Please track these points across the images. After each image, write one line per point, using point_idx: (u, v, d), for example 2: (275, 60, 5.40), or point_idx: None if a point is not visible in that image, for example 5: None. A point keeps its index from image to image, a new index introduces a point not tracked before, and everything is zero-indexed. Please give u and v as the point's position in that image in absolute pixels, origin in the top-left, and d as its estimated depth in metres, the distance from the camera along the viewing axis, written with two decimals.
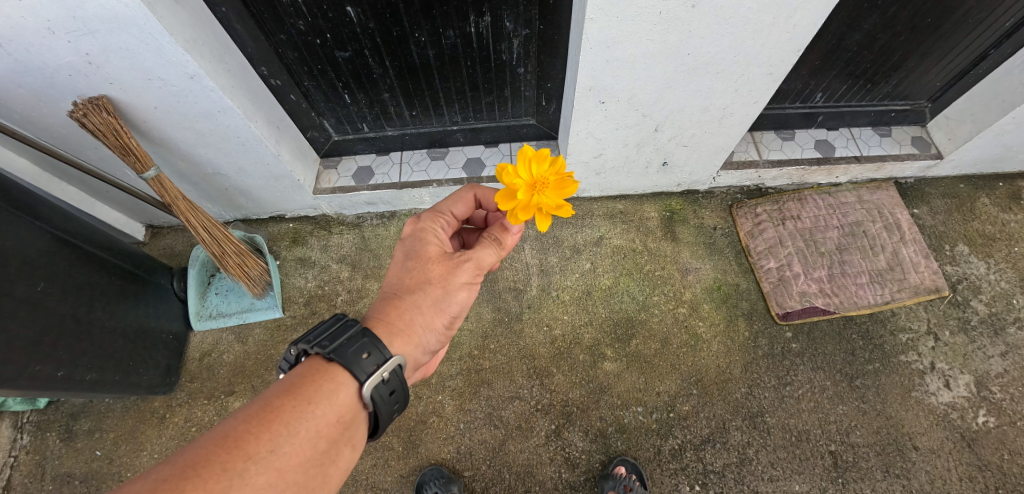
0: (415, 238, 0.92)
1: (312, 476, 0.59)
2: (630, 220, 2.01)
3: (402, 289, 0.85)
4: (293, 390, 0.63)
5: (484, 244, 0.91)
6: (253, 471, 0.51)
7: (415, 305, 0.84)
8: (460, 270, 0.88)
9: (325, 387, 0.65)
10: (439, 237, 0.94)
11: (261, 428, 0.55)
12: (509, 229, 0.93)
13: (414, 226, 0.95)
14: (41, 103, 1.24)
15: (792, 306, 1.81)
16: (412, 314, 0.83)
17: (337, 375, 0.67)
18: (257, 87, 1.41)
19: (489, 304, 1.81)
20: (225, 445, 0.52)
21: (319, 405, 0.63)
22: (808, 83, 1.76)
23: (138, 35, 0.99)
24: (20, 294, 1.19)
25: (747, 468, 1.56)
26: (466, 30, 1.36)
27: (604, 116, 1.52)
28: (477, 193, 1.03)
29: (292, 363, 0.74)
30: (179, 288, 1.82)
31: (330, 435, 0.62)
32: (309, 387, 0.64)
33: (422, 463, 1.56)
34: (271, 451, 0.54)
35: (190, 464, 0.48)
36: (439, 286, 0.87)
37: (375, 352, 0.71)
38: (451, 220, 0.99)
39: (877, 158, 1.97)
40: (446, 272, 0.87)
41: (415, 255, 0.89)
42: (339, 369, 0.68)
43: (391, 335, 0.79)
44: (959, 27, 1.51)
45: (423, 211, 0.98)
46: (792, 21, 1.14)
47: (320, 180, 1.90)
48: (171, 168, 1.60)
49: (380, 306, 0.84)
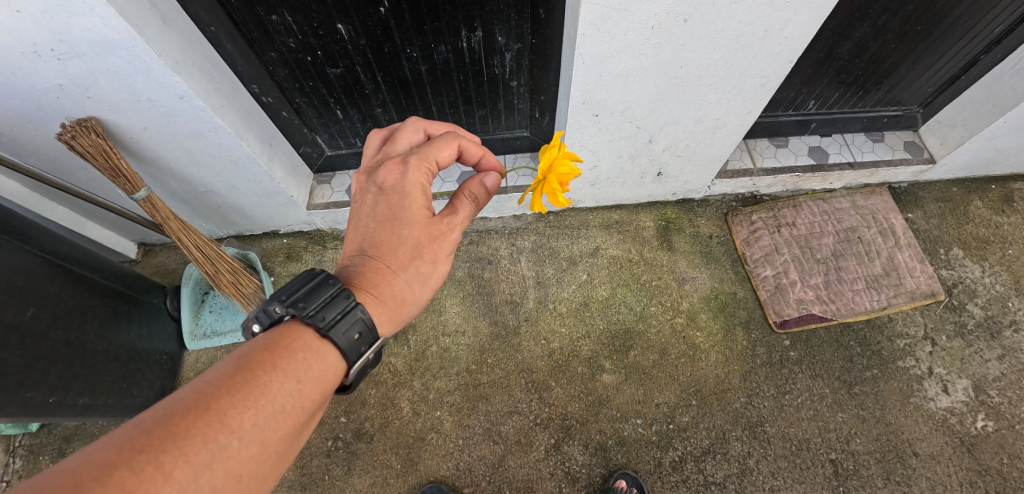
0: (402, 195, 0.85)
1: (290, 445, 0.59)
2: (626, 230, 2.00)
3: (393, 262, 0.81)
4: (279, 362, 0.60)
5: (471, 211, 0.91)
6: (236, 445, 0.50)
7: (407, 280, 0.82)
8: (448, 239, 0.88)
9: (315, 365, 0.63)
10: (427, 197, 0.87)
11: (245, 401, 0.53)
12: (493, 193, 0.95)
13: (401, 179, 0.86)
14: (28, 126, 1.23)
15: (790, 314, 1.80)
16: (401, 285, 0.81)
17: (327, 355, 0.65)
18: (249, 105, 1.40)
19: (486, 318, 1.79)
20: (208, 417, 0.50)
21: (306, 383, 0.61)
22: (801, 91, 1.76)
23: (126, 56, 0.98)
24: (9, 320, 1.17)
25: (748, 478, 1.56)
26: (459, 45, 1.36)
27: (598, 128, 1.51)
28: (463, 144, 0.95)
29: (271, 320, 0.66)
30: (172, 306, 1.80)
31: (312, 410, 0.62)
32: (299, 361, 0.61)
33: (421, 480, 1.55)
34: (254, 425, 0.53)
35: (168, 433, 0.46)
36: (429, 261, 0.85)
37: (365, 331, 0.69)
38: (436, 170, 0.90)
39: (871, 163, 1.97)
40: (437, 245, 0.86)
41: (403, 218, 0.84)
42: (329, 348, 0.66)
43: (381, 311, 0.77)
44: (950, 34, 1.53)
45: (409, 156, 0.87)
46: (784, 33, 1.15)
47: (314, 195, 1.88)
48: (162, 187, 1.59)
49: (368, 277, 0.79)
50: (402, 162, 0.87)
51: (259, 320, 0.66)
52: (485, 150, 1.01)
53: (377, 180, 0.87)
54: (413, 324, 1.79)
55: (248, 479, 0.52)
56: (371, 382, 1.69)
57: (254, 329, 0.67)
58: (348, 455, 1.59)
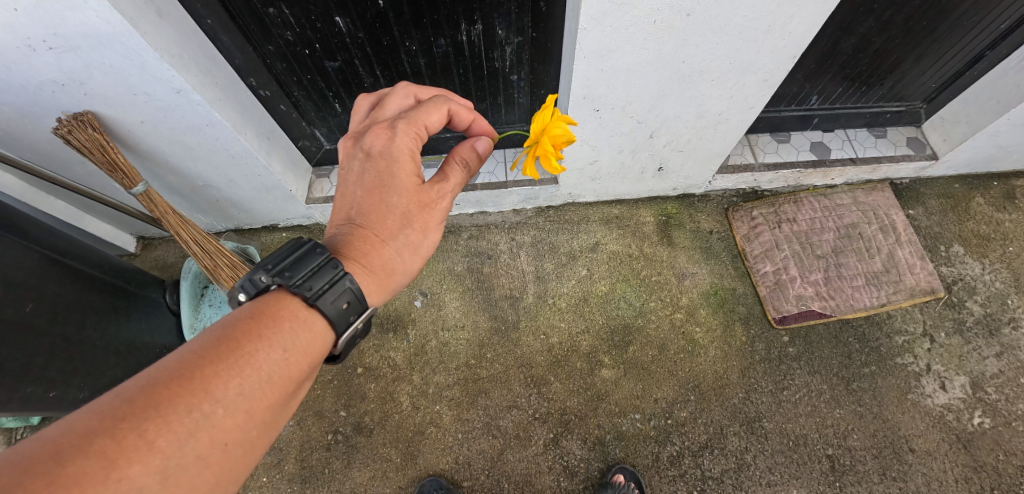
0: (391, 161, 0.83)
1: (278, 413, 0.60)
2: (626, 224, 1.99)
3: (382, 231, 0.80)
4: (265, 331, 0.59)
5: (460, 177, 0.90)
6: (221, 414, 0.51)
7: (397, 249, 0.81)
8: (438, 207, 0.87)
9: (301, 335, 0.63)
10: (416, 163, 0.85)
11: (230, 371, 0.53)
12: (482, 158, 0.93)
13: (389, 144, 0.84)
14: (25, 120, 1.22)
15: (789, 310, 1.80)
16: (391, 254, 0.80)
17: (315, 324, 0.65)
18: (246, 99, 1.38)
19: (485, 313, 1.79)
20: (191, 385, 0.50)
21: (293, 353, 0.61)
22: (803, 86, 1.75)
23: (122, 51, 0.97)
24: (9, 316, 1.17)
25: (745, 473, 1.57)
26: (458, 39, 1.35)
27: (599, 124, 1.50)
28: (453, 108, 0.93)
29: (257, 290, 0.64)
30: (171, 301, 1.80)
31: (301, 379, 0.62)
32: (285, 331, 0.61)
33: (421, 473, 1.56)
34: (239, 394, 0.53)
35: (150, 402, 0.47)
36: (419, 229, 0.84)
37: (354, 301, 0.68)
38: (426, 135, 0.89)
39: (873, 159, 1.96)
40: (426, 213, 0.84)
41: (392, 184, 0.82)
42: (317, 317, 0.65)
43: (369, 280, 0.76)
44: (954, 30, 1.51)
45: (396, 120, 0.85)
46: (787, 28, 1.14)
47: (312, 189, 1.87)
48: (160, 181, 1.58)
49: (356, 245, 0.77)
50: (390, 126, 0.85)
51: (244, 289, 0.63)
52: (476, 114, 0.98)
53: (365, 146, 0.85)
54: (412, 319, 1.79)
55: (235, 446, 0.53)
56: (370, 376, 1.70)
57: (239, 300, 0.64)
58: (348, 448, 1.60)
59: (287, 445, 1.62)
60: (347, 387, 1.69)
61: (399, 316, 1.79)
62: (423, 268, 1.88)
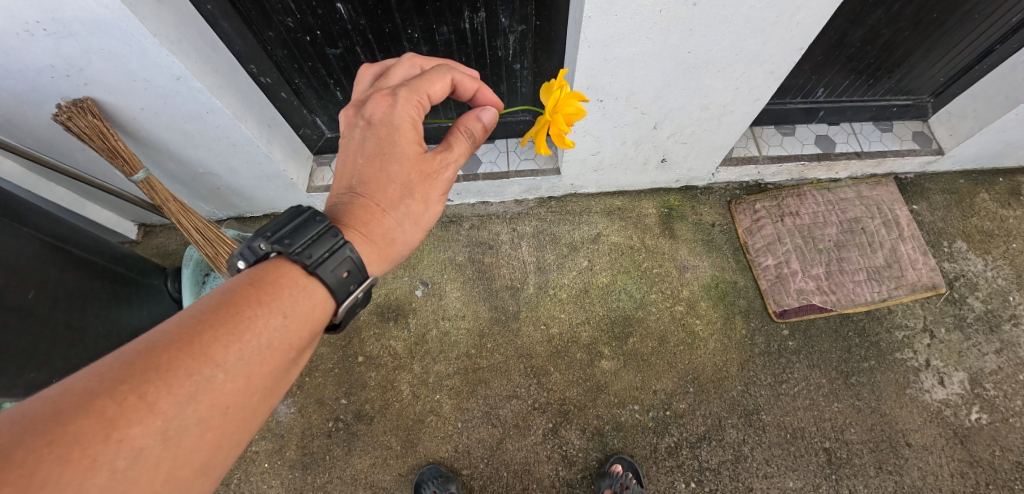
0: (391, 130, 0.82)
1: (280, 380, 0.59)
2: (628, 216, 1.98)
3: (382, 200, 0.79)
4: (264, 298, 0.59)
5: (463, 147, 0.87)
6: (222, 378, 0.50)
7: (397, 219, 0.80)
8: (439, 177, 0.86)
9: (301, 301, 0.62)
10: (418, 132, 0.84)
11: (230, 336, 0.52)
12: (486, 128, 0.91)
13: (390, 112, 0.83)
14: (24, 106, 1.22)
15: (790, 304, 1.80)
16: (391, 224, 0.79)
17: (315, 291, 0.64)
18: (247, 86, 1.37)
19: (486, 303, 1.79)
20: (191, 349, 0.49)
21: (293, 319, 0.60)
22: (810, 78, 1.73)
23: (121, 37, 0.96)
24: (12, 302, 1.18)
25: (742, 465, 1.59)
26: (461, 26, 1.33)
27: (602, 115, 1.49)
28: (456, 76, 0.91)
29: (257, 257, 0.65)
30: (173, 288, 1.80)
31: (301, 347, 0.61)
32: (285, 298, 0.60)
33: (420, 461, 1.57)
34: (239, 359, 0.52)
35: (150, 365, 0.46)
36: (419, 200, 0.83)
37: (354, 269, 0.67)
38: (428, 103, 0.87)
39: (878, 153, 1.95)
40: (426, 184, 0.84)
41: (393, 153, 0.82)
42: (317, 285, 0.65)
43: (370, 248, 0.75)
44: (965, 23, 1.49)
45: (398, 88, 0.84)
46: (795, 19, 1.12)
47: (314, 178, 1.86)
48: (161, 169, 1.58)
49: (357, 212, 0.77)
50: (391, 94, 0.85)
51: (244, 257, 0.64)
52: (480, 84, 0.96)
53: (366, 114, 0.84)
54: (413, 308, 1.79)
55: (236, 410, 0.53)
56: (371, 365, 1.71)
57: (239, 266, 0.65)
58: (349, 436, 1.61)
59: (288, 432, 1.63)
60: (347, 375, 1.70)
61: (399, 306, 1.80)
62: (424, 258, 1.88)
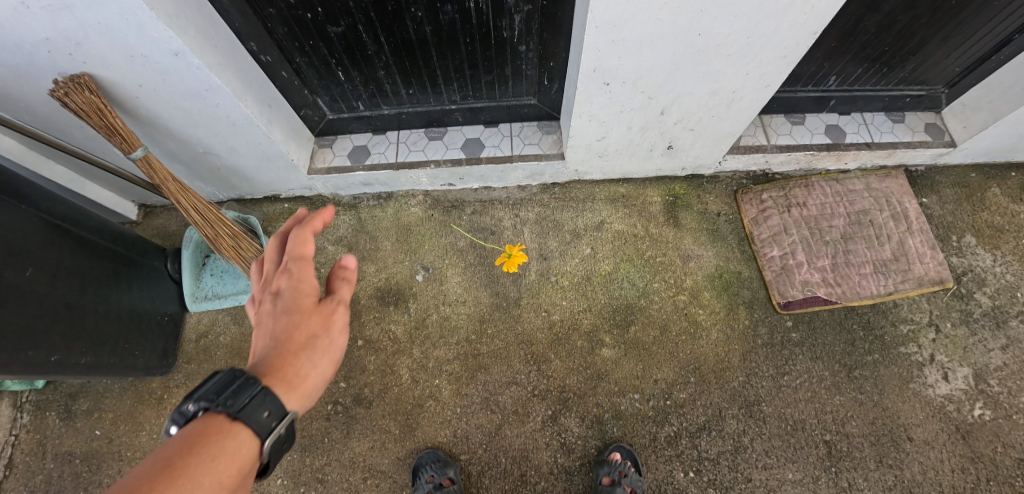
0: (281, 279, 0.73)
1: None
2: (632, 204, 1.96)
3: (279, 348, 0.65)
4: (190, 449, 0.46)
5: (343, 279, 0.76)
6: None
7: (300, 363, 0.64)
8: (336, 309, 0.73)
9: (227, 446, 0.50)
10: (303, 271, 0.74)
11: (172, 480, 0.40)
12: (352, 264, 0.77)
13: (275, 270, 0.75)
14: (21, 81, 1.20)
15: (794, 296, 1.78)
16: (295, 371, 0.63)
17: (240, 432, 0.52)
18: (246, 64, 1.35)
19: (487, 289, 1.78)
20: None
21: (222, 460, 0.48)
22: (822, 66, 1.68)
23: (118, 11, 0.93)
24: (9, 280, 1.16)
25: (741, 455, 1.58)
26: (465, 5, 1.27)
27: (608, 99, 1.46)
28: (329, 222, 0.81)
29: (186, 421, 0.53)
30: (173, 270, 1.79)
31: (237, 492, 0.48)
32: (208, 445, 0.48)
33: (419, 445, 1.57)
34: None
35: None
36: (324, 335, 0.69)
37: (275, 407, 0.54)
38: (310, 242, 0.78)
39: (889, 144, 1.91)
40: (326, 318, 0.71)
41: (283, 301, 0.71)
42: (242, 428, 0.52)
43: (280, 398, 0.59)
44: (986, 9, 1.44)
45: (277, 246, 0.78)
46: (812, 1, 1.08)
47: (314, 160, 1.83)
48: (160, 148, 1.56)
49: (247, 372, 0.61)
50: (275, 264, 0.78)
51: (175, 423, 0.53)
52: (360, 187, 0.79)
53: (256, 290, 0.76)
54: (413, 293, 1.78)
55: None
56: (370, 349, 1.70)
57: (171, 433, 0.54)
58: (347, 419, 1.61)
59: None
60: (347, 358, 1.69)
61: (400, 290, 1.78)
62: (425, 243, 1.86)
